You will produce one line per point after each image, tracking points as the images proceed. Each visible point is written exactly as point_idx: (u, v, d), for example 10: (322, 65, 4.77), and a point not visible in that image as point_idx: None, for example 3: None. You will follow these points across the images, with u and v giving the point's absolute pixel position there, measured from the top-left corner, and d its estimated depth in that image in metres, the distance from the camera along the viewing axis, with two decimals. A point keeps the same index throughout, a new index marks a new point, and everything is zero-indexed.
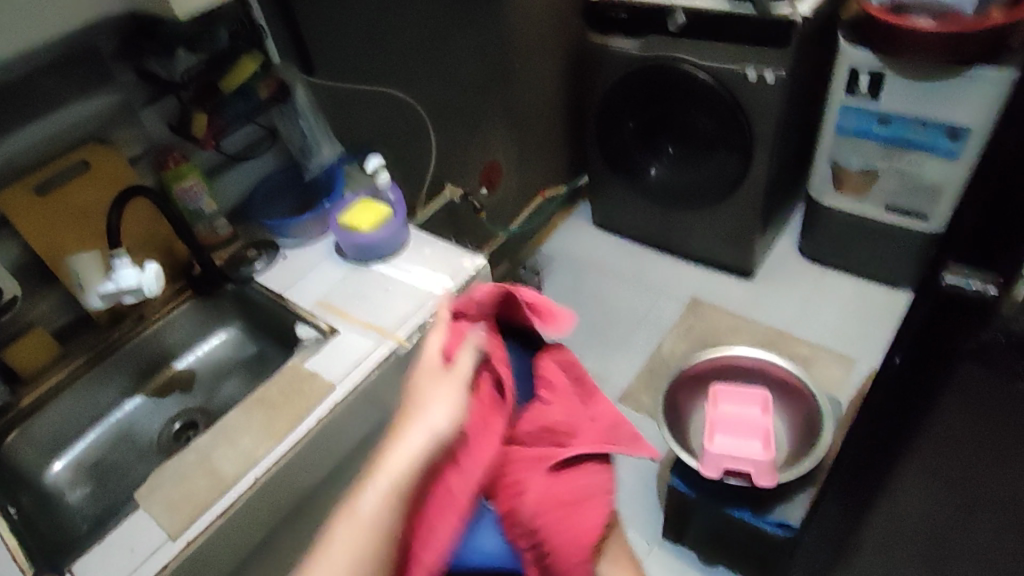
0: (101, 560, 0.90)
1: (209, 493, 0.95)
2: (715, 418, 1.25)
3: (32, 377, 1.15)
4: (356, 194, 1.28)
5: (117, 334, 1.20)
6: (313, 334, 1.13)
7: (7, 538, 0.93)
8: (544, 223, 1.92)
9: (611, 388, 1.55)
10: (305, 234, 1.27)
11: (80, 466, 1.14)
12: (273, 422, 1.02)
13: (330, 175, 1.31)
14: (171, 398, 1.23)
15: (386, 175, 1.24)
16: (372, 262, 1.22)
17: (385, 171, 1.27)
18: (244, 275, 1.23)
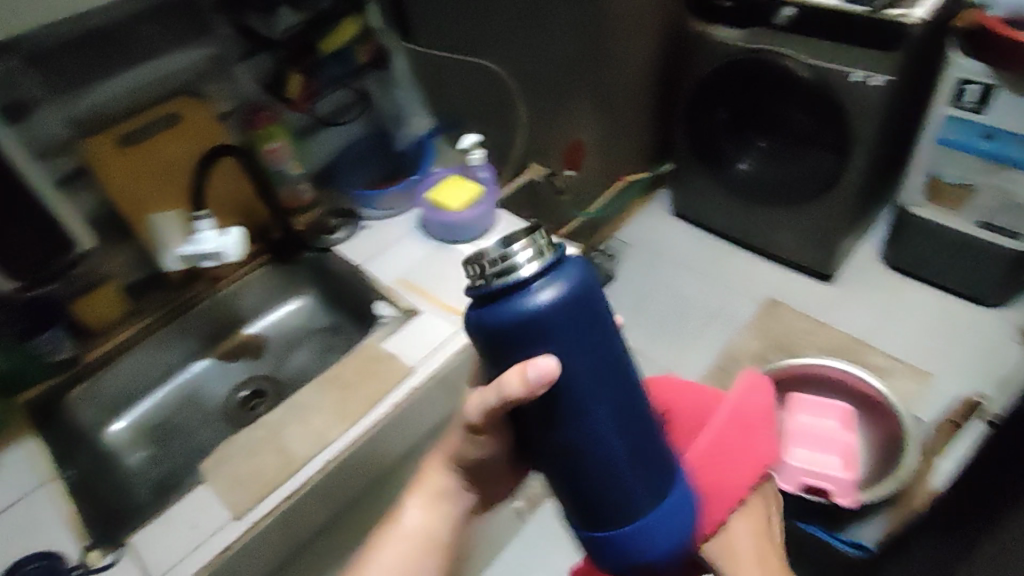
0: (164, 537, 0.82)
1: (275, 475, 0.86)
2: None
3: (98, 331, 1.09)
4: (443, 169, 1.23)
5: (190, 294, 1.15)
6: (392, 312, 1.05)
7: (66, 501, 0.87)
8: (620, 209, 1.88)
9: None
10: (390, 206, 1.20)
11: (143, 426, 1.11)
12: (346, 401, 0.93)
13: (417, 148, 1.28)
14: (239, 363, 1.19)
15: (479, 154, 1.19)
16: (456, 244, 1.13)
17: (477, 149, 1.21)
18: (322, 243, 1.16)
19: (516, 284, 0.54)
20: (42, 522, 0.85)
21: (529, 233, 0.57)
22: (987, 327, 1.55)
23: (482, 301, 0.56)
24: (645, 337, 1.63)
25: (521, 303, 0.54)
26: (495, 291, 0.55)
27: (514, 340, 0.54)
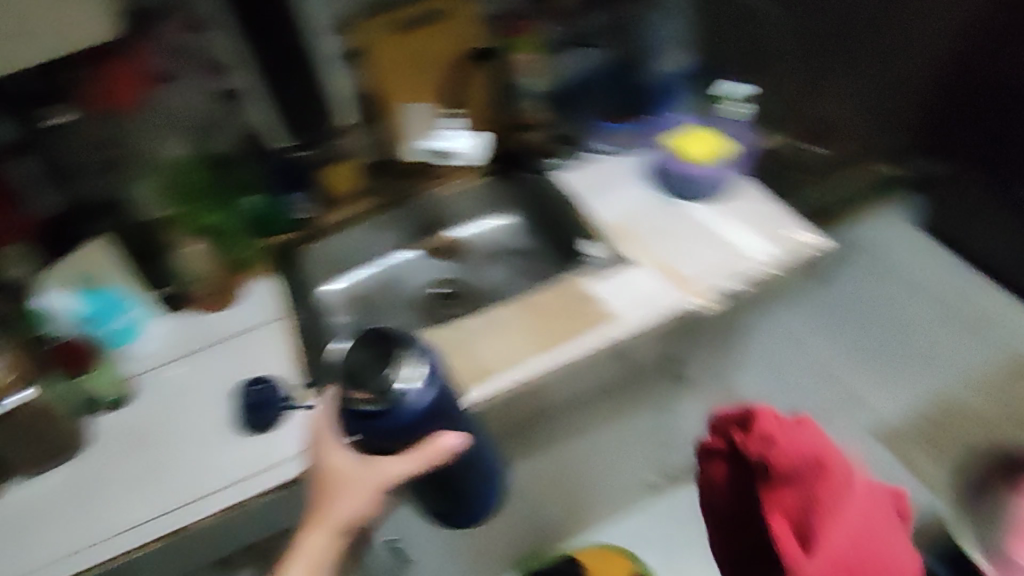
0: None
1: (466, 378, 0.97)
2: (893, 521, 0.63)
3: (335, 198, 1.22)
4: (694, 115, 1.22)
5: (413, 185, 1.23)
6: (601, 254, 1.07)
7: (288, 344, 1.04)
8: None
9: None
10: (622, 142, 1.19)
11: (348, 296, 1.21)
12: (543, 331, 1.00)
13: (669, 83, 1.24)
14: (443, 262, 1.24)
15: (734, 112, 1.16)
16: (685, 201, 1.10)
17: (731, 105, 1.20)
18: (545, 165, 1.18)
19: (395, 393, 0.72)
20: (259, 354, 1.02)
21: (389, 358, 0.73)
22: None
23: (359, 416, 0.72)
24: None
25: (405, 410, 0.72)
26: (383, 410, 0.72)
27: (389, 438, 0.73)
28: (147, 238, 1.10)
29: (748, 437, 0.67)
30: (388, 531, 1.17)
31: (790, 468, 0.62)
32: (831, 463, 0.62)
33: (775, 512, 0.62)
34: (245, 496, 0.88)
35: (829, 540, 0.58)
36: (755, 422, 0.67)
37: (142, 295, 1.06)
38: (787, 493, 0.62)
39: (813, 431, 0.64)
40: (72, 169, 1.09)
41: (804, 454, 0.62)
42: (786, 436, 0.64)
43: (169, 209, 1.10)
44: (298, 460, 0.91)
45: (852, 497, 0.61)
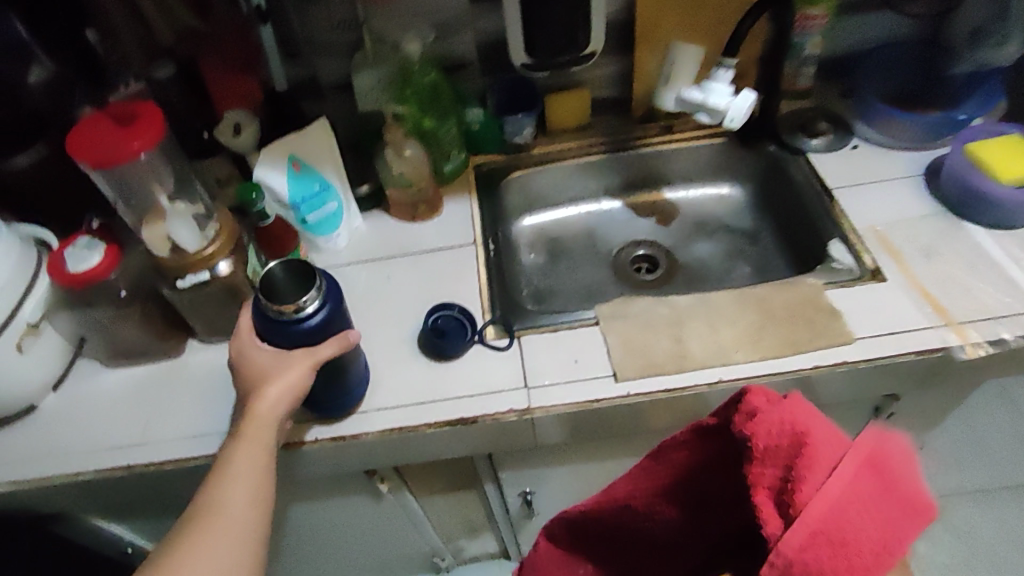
0: (544, 352, 0.92)
1: (667, 361, 0.89)
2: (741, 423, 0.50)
3: (554, 129, 1.14)
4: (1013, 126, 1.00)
5: (639, 133, 1.13)
6: (848, 262, 0.95)
7: (481, 270, 1.01)
8: None
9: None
10: (896, 136, 1.04)
11: (543, 234, 1.17)
12: (762, 333, 0.90)
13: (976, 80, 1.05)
14: (647, 222, 1.17)
15: None
16: (978, 224, 0.96)
17: None
18: (800, 146, 1.07)
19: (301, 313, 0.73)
20: (460, 276, 1.01)
21: (311, 285, 0.74)
22: None
23: (272, 324, 0.74)
24: None
25: (302, 325, 0.74)
26: (285, 321, 0.73)
27: (295, 344, 0.75)
28: (368, 132, 1.11)
29: (736, 418, 0.51)
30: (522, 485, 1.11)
31: (774, 439, 0.47)
32: (806, 425, 0.46)
33: (761, 496, 0.46)
34: (439, 419, 0.87)
35: (806, 511, 0.41)
36: (744, 401, 0.51)
37: (348, 191, 1.06)
38: (766, 470, 0.46)
39: (799, 405, 0.48)
40: (306, 44, 1.05)
41: (780, 435, 0.46)
42: (773, 409, 0.48)
43: (395, 104, 1.03)
44: (486, 400, 0.88)
45: (843, 474, 0.42)
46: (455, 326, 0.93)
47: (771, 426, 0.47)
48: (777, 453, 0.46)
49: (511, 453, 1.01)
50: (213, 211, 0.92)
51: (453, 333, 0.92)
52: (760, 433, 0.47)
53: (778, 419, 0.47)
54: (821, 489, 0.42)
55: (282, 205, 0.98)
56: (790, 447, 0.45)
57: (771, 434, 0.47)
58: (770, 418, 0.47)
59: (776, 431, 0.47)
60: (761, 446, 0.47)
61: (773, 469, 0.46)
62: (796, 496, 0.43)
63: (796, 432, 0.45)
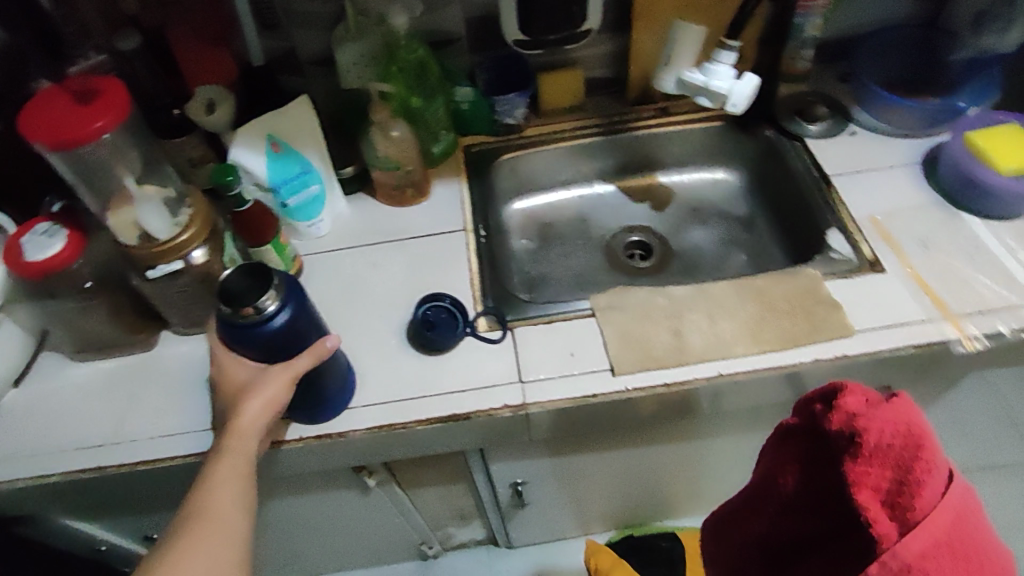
0: (539, 345, 0.88)
1: (667, 356, 0.85)
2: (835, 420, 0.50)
3: (546, 109, 1.10)
4: (1016, 115, 0.96)
5: (633, 115, 1.09)
6: (846, 253, 0.91)
7: (472, 258, 0.96)
8: None
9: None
10: (895, 122, 1.00)
11: (534, 218, 1.13)
12: (764, 327, 0.86)
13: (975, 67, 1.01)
14: (641, 207, 1.14)
15: None
16: (978, 215, 0.92)
17: None
18: (797, 130, 1.03)
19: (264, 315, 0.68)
20: (451, 263, 0.96)
21: (267, 287, 0.68)
22: None
23: (232, 327, 0.69)
24: None
25: (265, 327, 0.69)
26: (246, 322, 0.68)
27: (259, 349, 0.70)
28: (351, 110, 1.04)
29: (830, 415, 0.50)
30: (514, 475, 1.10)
31: (884, 438, 0.46)
32: (919, 434, 0.46)
33: (863, 492, 0.46)
34: (430, 415, 0.83)
35: (926, 521, 0.43)
36: (840, 400, 0.50)
37: (332, 172, 0.99)
38: (872, 470, 0.46)
39: (907, 411, 0.48)
40: (285, 15, 0.98)
41: (892, 435, 0.46)
42: (880, 409, 0.48)
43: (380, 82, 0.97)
44: (476, 397, 0.84)
45: (955, 491, 0.45)
46: (447, 318, 0.89)
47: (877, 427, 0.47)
48: (887, 456, 0.46)
49: (504, 446, 0.99)
50: (185, 193, 0.85)
51: (445, 327, 0.88)
52: (865, 431, 0.47)
53: (884, 423, 0.47)
54: (937, 498, 0.44)
55: (260, 187, 0.91)
56: (899, 449, 0.46)
57: (884, 435, 0.46)
58: (881, 420, 0.47)
59: (888, 432, 0.47)
60: (869, 445, 0.46)
61: (879, 468, 0.46)
62: (914, 506, 0.44)
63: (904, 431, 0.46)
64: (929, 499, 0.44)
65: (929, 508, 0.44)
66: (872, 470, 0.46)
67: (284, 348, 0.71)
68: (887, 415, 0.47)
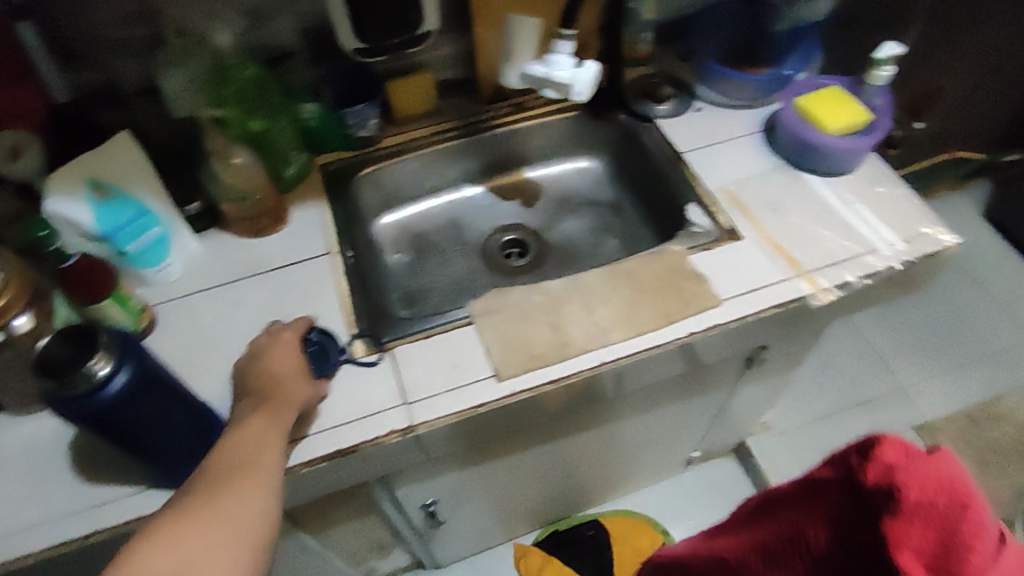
0: (421, 362, 0.85)
1: (550, 351, 0.85)
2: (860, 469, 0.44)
3: (401, 118, 1.06)
4: (832, 78, 1.04)
5: (490, 114, 1.07)
6: (705, 225, 0.94)
7: (341, 282, 0.92)
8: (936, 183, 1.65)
9: (911, 412, 1.43)
10: (731, 94, 1.04)
11: (405, 230, 1.10)
12: (638, 309, 0.88)
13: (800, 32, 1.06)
14: (511, 205, 1.13)
15: (887, 73, 0.94)
16: (814, 173, 0.97)
17: (888, 64, 0.95)
18: (646, 112, 1.05)
19: (94, 382, 0.61)
20: (319, 291, 0.91)
21: (93, 349, 0.62)
22: None
23: (57, 400, 0.61)
24: (906, 353, 1.52)
25: (99, 395, 0.62)
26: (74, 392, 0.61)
27: (97, 420, 0.63)
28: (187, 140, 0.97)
29: (862, 465, 0.44)
30: (423, 496, 1.07)
31: (934, 495, 0.39)
32: (967, 493, 0.40)
33: (903, 556, 0.39)
34: (318, 452, 0.78)
35: None
36: (876, 450, 0.43)
37: (175, 213, 0.92)
38: (911, 530, 0.39)
39: (951, 465, 0.41)
40: (93, 45, 0.89)
41: (940, 492, 0.40)
42: (922, 460, 0.41)
43: (213, 109, 0.90)
44: (359, 425, 0.80)
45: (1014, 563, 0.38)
46: (322, 348, 0.84)
47: (920, 478, 0.40)
48: (937, 514, 0.39)
49: (405, 470, 0.96)
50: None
51: (320, 359, 0.82)
52: (911, 482, 0.40)
53: (929, 478, 0.40)
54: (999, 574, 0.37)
55: (88, 238, 0.83)
56: (952, 511, 0.39)
57: (932, 488, 0.40)
58: (925, 475, 0.40)
59: (947, 490, 0.40)
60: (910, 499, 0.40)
61: (922, 527, 0.39)
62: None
63: (960, 489, 0.39)
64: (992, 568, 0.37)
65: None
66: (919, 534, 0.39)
67: (125, 417, 0.65)
68: (934, 468, 0.40)
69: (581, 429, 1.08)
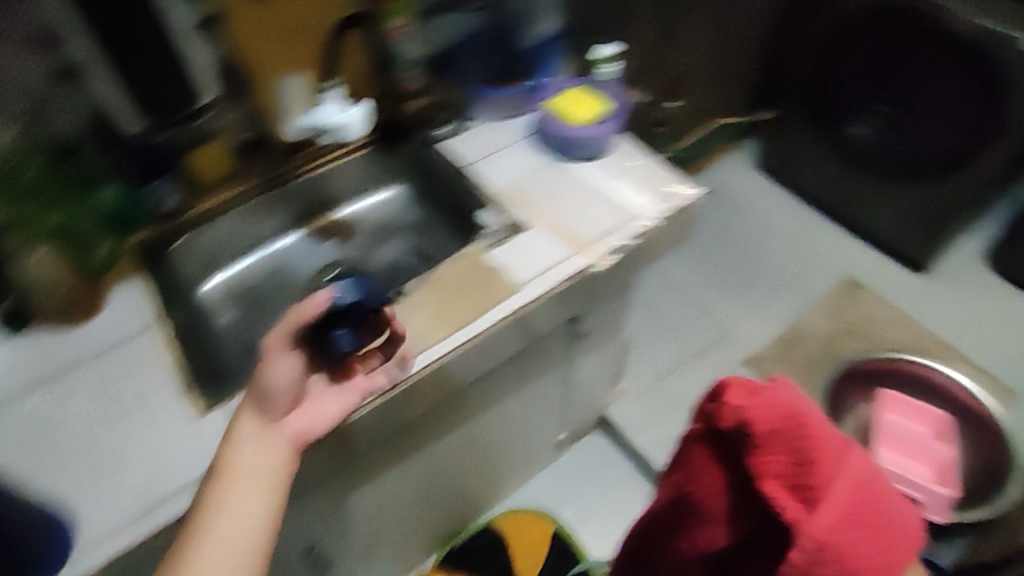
0: None
1: (379, 366, 0.85)
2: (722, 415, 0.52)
3: (202, 185, 1.07)
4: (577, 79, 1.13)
5: (291, 165, 1.10)
6: (496, 223, 1.00)
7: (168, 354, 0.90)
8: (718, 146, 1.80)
9: None
10: (499, 110, 1.13)
11: (231, 290, 1.09)
12: (450, 309, 0.92)
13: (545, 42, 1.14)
14: (330, 245, 1.14)
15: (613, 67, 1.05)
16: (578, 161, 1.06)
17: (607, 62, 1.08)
18: (427, 137, 1.11)
19: None
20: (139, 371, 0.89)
21: None
22: None
23: None
24: (714, 291, 1.61)
25: None
26: None
27: None
28: None
29: (721, 412, 0.52)
30: (298, 543, 1.06)
31: (773, 420, 0.49)
32: (823, 425, 0.48)
33: (768, 480, 0.48)
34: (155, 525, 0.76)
35: (829, 493, 0.45)
36: (727, 394, 0.52)
37: None
38: (770, 456, 0.48)
39: (790, 391, 0.51)
40: None
41: (776, 416, 0.49)
42: (767, 395, 0.50)
43: None
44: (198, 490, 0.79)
45: (849, 461, 0.47)
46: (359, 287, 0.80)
47: (759, 409, 0.49)
48: (778, 438, 0.48)
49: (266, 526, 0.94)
50: None
51: (332, 320, 0.77)
52: (757, 415, 0.49)
53: (770, 411, 0.49)
54: (835, 473, 0.46)
55: None
56: (790, 432, 0.48)
57: (773, 415, 0.49)
58: (764, 406, 0.49)
59: (780, 413, 0.49)
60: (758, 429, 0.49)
61: (770, 451, 0.48)
62: (819, 486, 0.45)
63: (795, 412, 0.48)
64: (831, 468, 0.46)
65: (830, 482, 0.45)
66: (770, 459, 0.48)
67: None
68: (770, 398, 0.50)
69: (438, 433, 1.12)
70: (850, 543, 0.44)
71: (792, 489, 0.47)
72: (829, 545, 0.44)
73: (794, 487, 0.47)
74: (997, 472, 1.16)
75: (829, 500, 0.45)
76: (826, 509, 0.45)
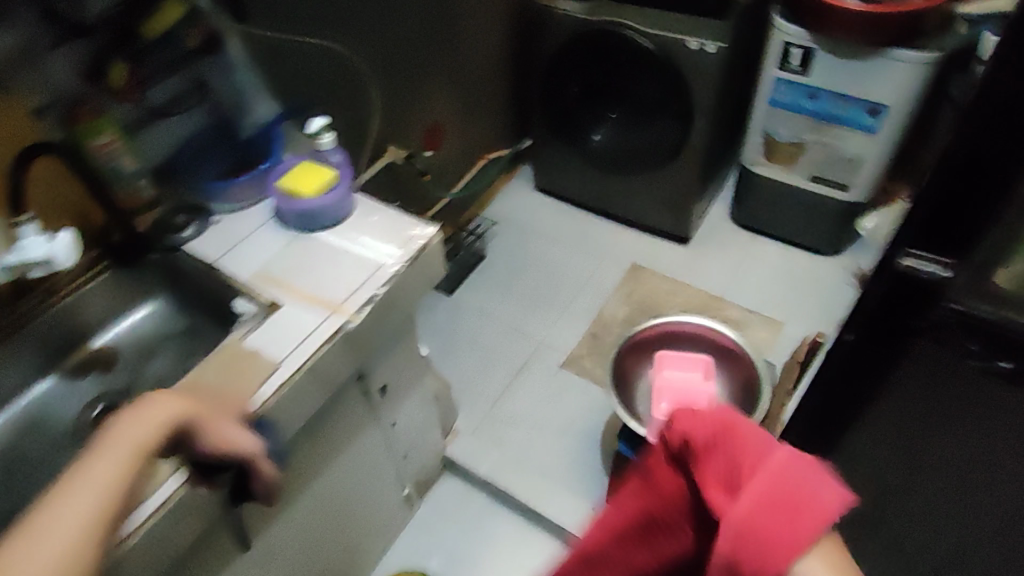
0: None
1: None
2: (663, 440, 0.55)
3: None
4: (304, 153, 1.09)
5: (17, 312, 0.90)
6: (251, 308, 0.93)
7: None
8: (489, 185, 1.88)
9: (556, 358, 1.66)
10: (239, 199, 1.03)
11: None
12: (206, 410, 0.81)
13: None
14: (88, 382, 0.95)
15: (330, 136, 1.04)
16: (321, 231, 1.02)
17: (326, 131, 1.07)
18: (169, 243, 0.97)
19: None
20: None
21: None
22: (829, 271, 1.69)
23: None
24: (517, 310, 1.69)
25: None
26: None
27: None
28: None
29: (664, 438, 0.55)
30: None
31: (703, 430, 0.50)
32: (756, 429, 0.49)
33: (706, 485, 0.48)
34: None
35: (752, 481, 0.44)
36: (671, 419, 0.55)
37: None
38: (707, 462, 0.49)
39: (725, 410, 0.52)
40: None
41: (702, 424, 0.51)
42: (707, 412, 0.52)
43: None
44: None
45: (786, 457, 0.44)
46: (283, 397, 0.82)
47: (694, 421, 0.52)
48: (702, 439, 0.50)
49: None
50: None
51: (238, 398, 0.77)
52: (684, 424, 0.52)
53: (705, 420, 0.51)
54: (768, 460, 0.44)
55: None
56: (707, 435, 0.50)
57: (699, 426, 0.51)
58: (691, 420, 0.52)
59: (717, 422, 0.50)
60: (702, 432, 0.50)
61: (697, 449, 0.50)
62: (752, 473, 0.44)
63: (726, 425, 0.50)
64: (771, 460, 0.44)
65: (756, 478, 0.43)
66: (703, 464, 0.49)
67: None
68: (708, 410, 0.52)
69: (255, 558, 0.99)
70: (780, 516, 0.41)
71: (727, 483, 0.47)
72: (754, 523, 0.42)
73: (729, 477, 0.47)
74: (757, 390, 1.26)
75: (757, 483, 0.43)
76: (753, 490, 0.43)
